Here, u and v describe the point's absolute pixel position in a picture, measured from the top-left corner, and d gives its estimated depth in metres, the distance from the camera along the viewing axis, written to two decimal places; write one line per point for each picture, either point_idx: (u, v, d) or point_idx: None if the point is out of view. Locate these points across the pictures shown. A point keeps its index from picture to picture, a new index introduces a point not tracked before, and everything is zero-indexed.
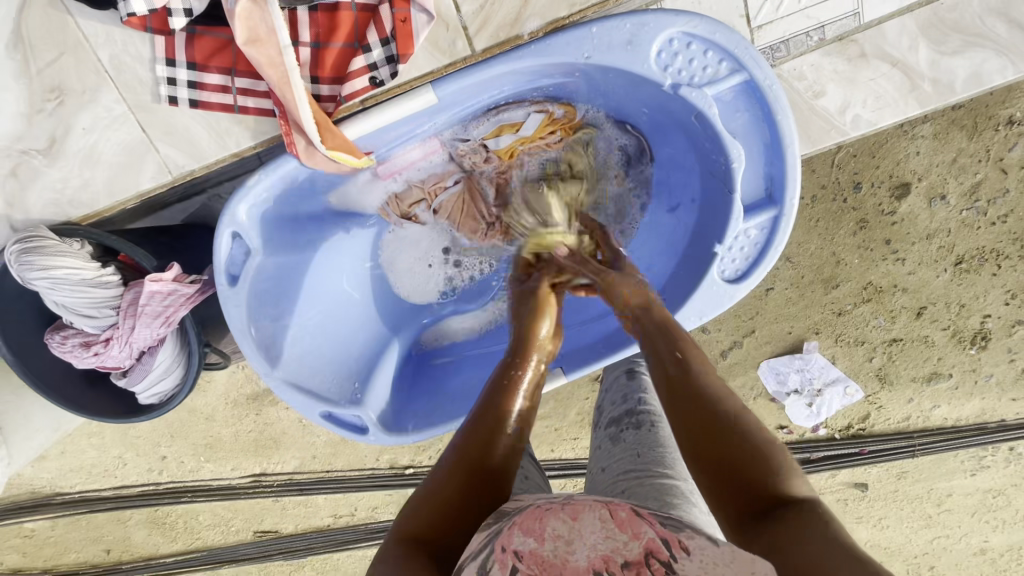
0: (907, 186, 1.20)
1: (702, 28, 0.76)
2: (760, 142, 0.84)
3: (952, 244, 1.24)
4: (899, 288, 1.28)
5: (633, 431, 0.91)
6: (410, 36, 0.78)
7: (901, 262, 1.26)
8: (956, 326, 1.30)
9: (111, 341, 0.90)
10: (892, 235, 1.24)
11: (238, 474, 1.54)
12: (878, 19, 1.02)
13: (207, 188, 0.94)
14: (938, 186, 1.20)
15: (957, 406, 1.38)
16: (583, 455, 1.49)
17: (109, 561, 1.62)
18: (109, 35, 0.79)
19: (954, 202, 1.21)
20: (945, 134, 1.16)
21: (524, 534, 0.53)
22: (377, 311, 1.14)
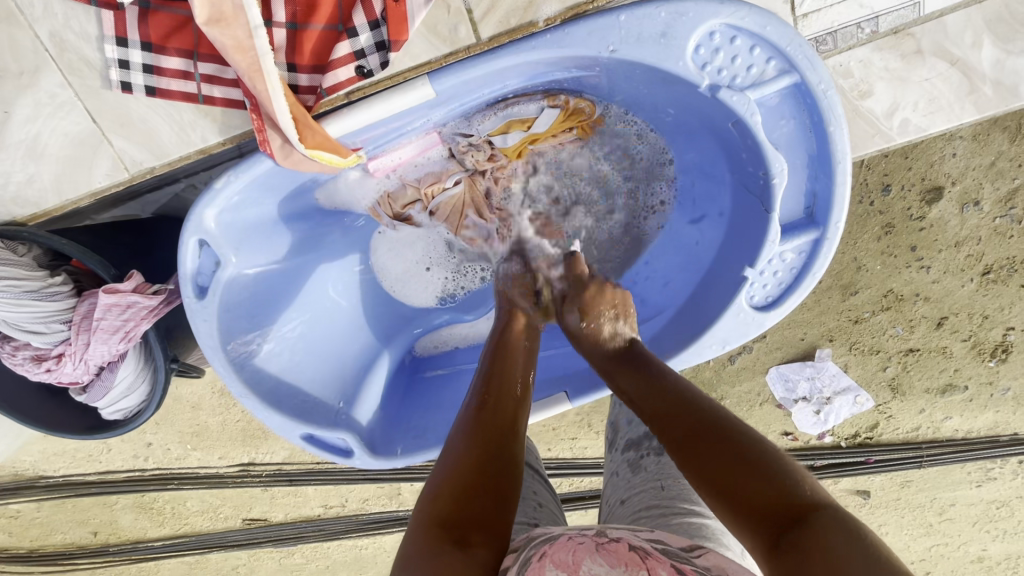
0: (939, 191, 1.10)
1: (751, 21, 0.64)
2: (805, 154, 0.74)
3: (980, 253, 1.13)
4: (920, 297, 1.18)
5: (655, 460, 0.87)
6: (405, 19, 0.66)
7: (926, 270, 1.16)
8: (977, 338, 1.21)
9: (64, 358, 0.80)
10: (919, 241, 1.14)
11: (224, 462, 1.47)
12: (939, 10, 0.90)
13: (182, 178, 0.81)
14: (972, 191, 1.09)
15: (970, 418, 1.30)
16: (580, 455, 1.42)
17: (96, 543, 1.56)
18: (48, 8, 0.67)
19: (988, 209, 1.10)
20: (985, 136, 1.05)
21: (557, 567, 0.48)
22: (366, 319, 1.05)
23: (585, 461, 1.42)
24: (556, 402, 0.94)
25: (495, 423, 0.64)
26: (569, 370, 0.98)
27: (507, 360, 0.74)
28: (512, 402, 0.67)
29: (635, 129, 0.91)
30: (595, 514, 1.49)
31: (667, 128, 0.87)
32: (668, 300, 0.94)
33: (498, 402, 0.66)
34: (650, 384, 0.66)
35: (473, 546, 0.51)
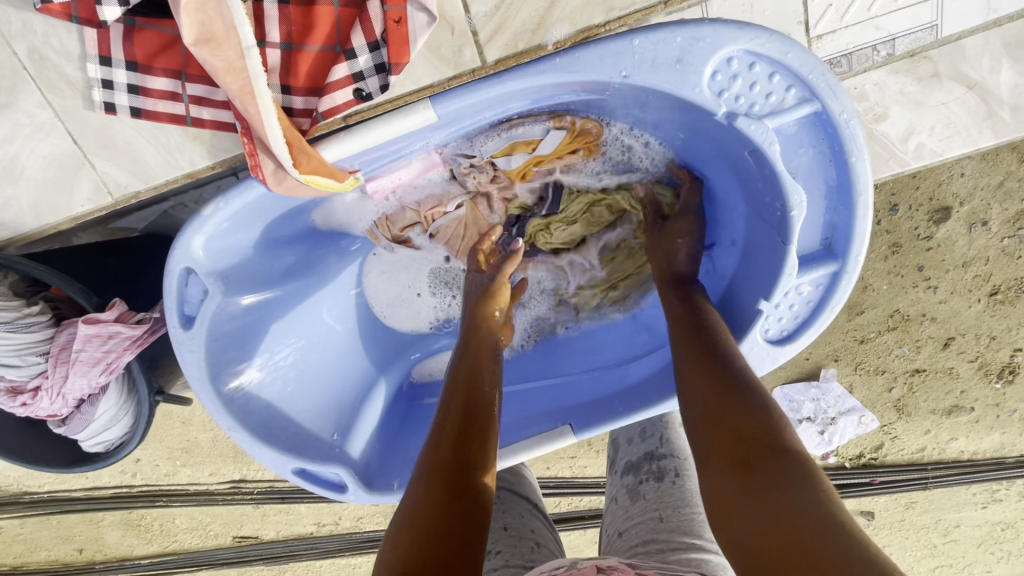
0: (947, 211, 1.06)
1: (772, 47, 0.61)
2: (823, 184, 0.70)
3: (988, 273, 1.10)
4: (926, 317, 1.15)
5: (654, 487, 0.84)
6: (406, 41, 0.62)
7: (933, 290, 1.13)
8: (984, 359, 1.18)
9: (40, 391, 0.76)
10: (925, 261, 1.11)
11: (215, 479, 1.42)
12: (958, 34, 0.87)
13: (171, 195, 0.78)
14: (980, 211, 1.06)
15: (975, 439, 1.27)
16: (580, 473, 1.38)
17: (81, 561, 1.50)
18: (27, 24, 0.63)
19: (996, 229, 1.07)
20: (995, 156, 1.01)
21: None
22: (363, 346, 1.00)
23: (584, 479, 1.38)
24: (560, 436, 0.88)
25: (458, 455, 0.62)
26: (572, 402, 0.93)
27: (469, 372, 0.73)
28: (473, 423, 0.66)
29: (647, 152, 0.86)
30: (594, 534, 1.44)
31: (680, 152, 0.83)
32: None
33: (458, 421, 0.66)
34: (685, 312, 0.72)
35: None
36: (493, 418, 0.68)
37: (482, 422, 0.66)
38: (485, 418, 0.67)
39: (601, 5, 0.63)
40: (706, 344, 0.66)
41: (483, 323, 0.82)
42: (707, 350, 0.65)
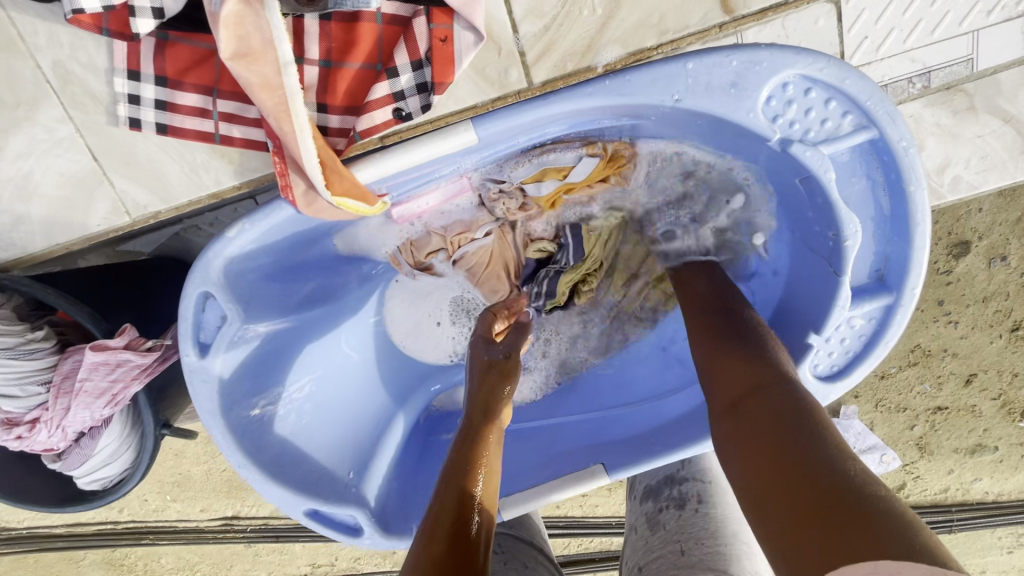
0: (966, 245, 1.04)
1: (830, 73, 0.59)
2: (876, 214, 0.68)
3: (1008, 309, 1.08)
4: (948, 352, 1.12)
5: (673, 516, 0.88)
6: (451, 60, 0.59)
7: (954, 325, 1.10)
8: (1008, 397, 1.14)
9: (37, 424, 0.69)
10: (946, 296, 1.08)
11: (206, 515, 1.34)
12: (993, 68, 0.86)
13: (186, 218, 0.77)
14: (999, 246, 1.03)
15: (1000, 480, 1.22)
16: (591, 512, 1.30)
17: None
18: (53, 36, 0.60)
19: (1016, 264, 1.04)
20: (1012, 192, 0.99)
21: None
22: (381, 377, 0.96)
23: (595, 520, 1.30)
24: (591, 476, 0.82)
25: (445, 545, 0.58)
26: (603, 438, 0.88)
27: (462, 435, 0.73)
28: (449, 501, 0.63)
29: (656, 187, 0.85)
30: None
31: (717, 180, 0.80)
32: None
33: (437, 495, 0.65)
34: (694, 288, 0.78)
35: None
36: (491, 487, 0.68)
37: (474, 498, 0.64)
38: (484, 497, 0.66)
39: (654, 28, 0.62)
40: (716, 311, 0.71)
41: (492, 406, 0.74)
42: (718, 313, 0.70)
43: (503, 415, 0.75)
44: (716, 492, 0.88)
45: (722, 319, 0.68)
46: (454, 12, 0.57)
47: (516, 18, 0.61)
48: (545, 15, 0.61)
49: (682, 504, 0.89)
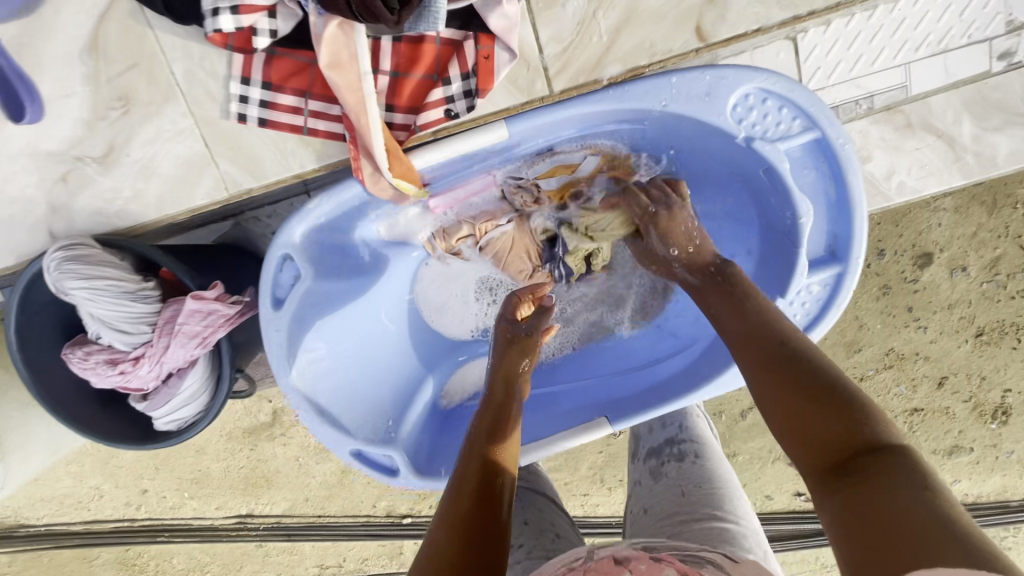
0: (930, 257, 1.21)
1: (781, 86, 0.77)
2: (825, 198, 0.84)
3: (972, 316, 1.25)
4: (920, 356, 1.30)
5: (674, 466, 1.02)
6: (491, 72, 0.77)
7: (923, 330, 1.28)
8: (978, 400, 1.32)
9: (140, 361, 0.84)
10: (915, 304, 1.25)
11: (222, 513, 1.98)
12: (925, 93, 1.05)
13: (243, 213, 0.94)
14: (960, 258, 1.21)
15: (977, 482, 1.40)
16: (591, 512, 1.45)
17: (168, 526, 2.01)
18: (185, 49, 0.77)
19: (976, 274, 1.21)
20: (967, 209, 1.17)
21: None
22: (413, 346, 1.10)
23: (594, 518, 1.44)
24: (597, 426, 0.98)
25: (464, 515, 0.68)
26: (606, 398, 1.04)
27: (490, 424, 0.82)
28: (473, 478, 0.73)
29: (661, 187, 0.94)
30: None
31: (698, 179, 0.97)
32: (699, 331, 1.01)
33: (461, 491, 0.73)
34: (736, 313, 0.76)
35: None
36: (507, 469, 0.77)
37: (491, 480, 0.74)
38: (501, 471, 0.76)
39: (647, 51, 0.79)
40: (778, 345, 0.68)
41: (513, 374, 0.90)
42: (777, 348, 0.68)
43: (522, 386, 0.90)
44: (709, 450, 1.04)
45: (786, 355, 0.66)
46: (494, 36, 0.75)
47: (542, 42, 0.79)
48: (564, 40, 0.79)
49: (682, 458, 1.02)
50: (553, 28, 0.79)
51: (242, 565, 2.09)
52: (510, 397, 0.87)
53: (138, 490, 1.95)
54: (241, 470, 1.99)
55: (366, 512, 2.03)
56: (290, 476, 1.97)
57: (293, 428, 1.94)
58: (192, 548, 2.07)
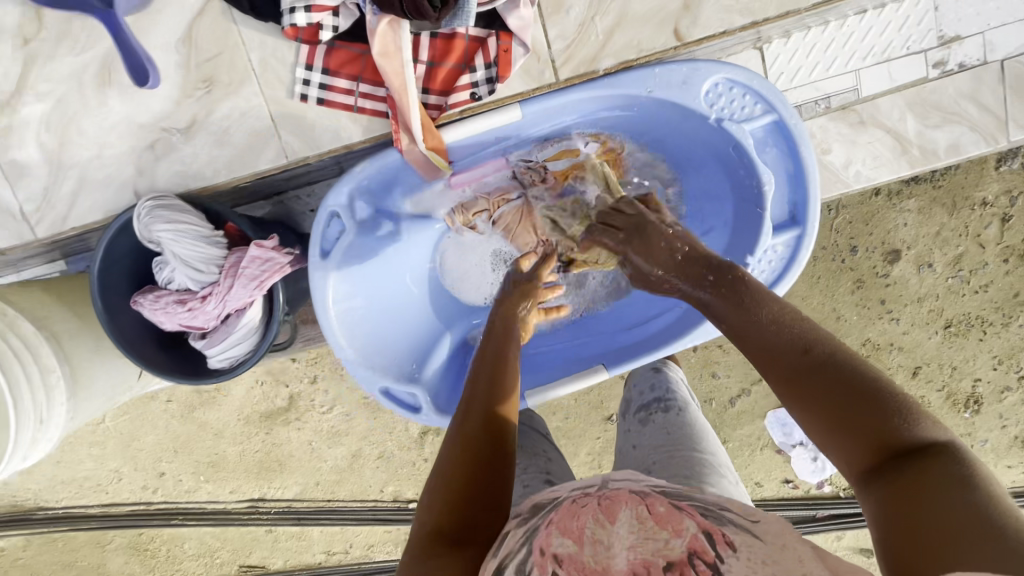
0: (898, 254, 1.47)
1: (742, 76, 0.95)
2: (785, 171, 1.01)
3: (941, 309, 1.51)
4: (895, 346, 1.55)
5: (661, 414, 1.12)
6: (509, 63, 0.96)
7: (895, 321, 1.53)
8: (950, 388, 1.58)
9: (207, 299, 0.99)
10: (886, 297, 1.51)
11: (237, 495, 2.07)
12: (874, 94, 1.24)
13: (286, 192, 1.14)
14: (925, 254, 1.47)
15: None
16: None
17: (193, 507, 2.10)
18: (262, 41, 0.95)
19: (941, 270, 1.48)
20: (929, 211, 1.44)
21: (561, 535, 0.64)
22: (433, 307, 1.24)
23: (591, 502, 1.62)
24: (595, 372, 1.16)
25: (471, 450, 0.81)
26: (603, 350, 1.21)
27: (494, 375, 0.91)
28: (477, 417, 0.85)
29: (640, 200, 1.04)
30: None
31: (682, 162, 1.13)
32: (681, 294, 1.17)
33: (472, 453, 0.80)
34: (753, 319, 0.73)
35: (467, 545, 0.72)
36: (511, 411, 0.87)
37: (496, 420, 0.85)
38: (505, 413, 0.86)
39: (636, 47, 0.97)
40: (805, 348, 0.66)
41: (510, 318, 1.02)
42: (802, 351, 0.66)
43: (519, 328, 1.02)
44: (690, 405, 1.14)
45: (811, 359, 0.64)
46: (512, 33, 0.94)
47: (551, 39, 0.97)
48: (568, 37, 0.97)
49: (669, 407, 1.12)
50: (560, 28, 0.97)
51: (252, 550, 2.15)
52: (510, 336, 0.97)
53: (156, 474, 2.04)
54: (255, 454, 2.03)
55: (374, 496, 2.09)
56: (303, 460, 2.05)
57: (307, 412, 1.98)
58: (204, 532, 2.12)
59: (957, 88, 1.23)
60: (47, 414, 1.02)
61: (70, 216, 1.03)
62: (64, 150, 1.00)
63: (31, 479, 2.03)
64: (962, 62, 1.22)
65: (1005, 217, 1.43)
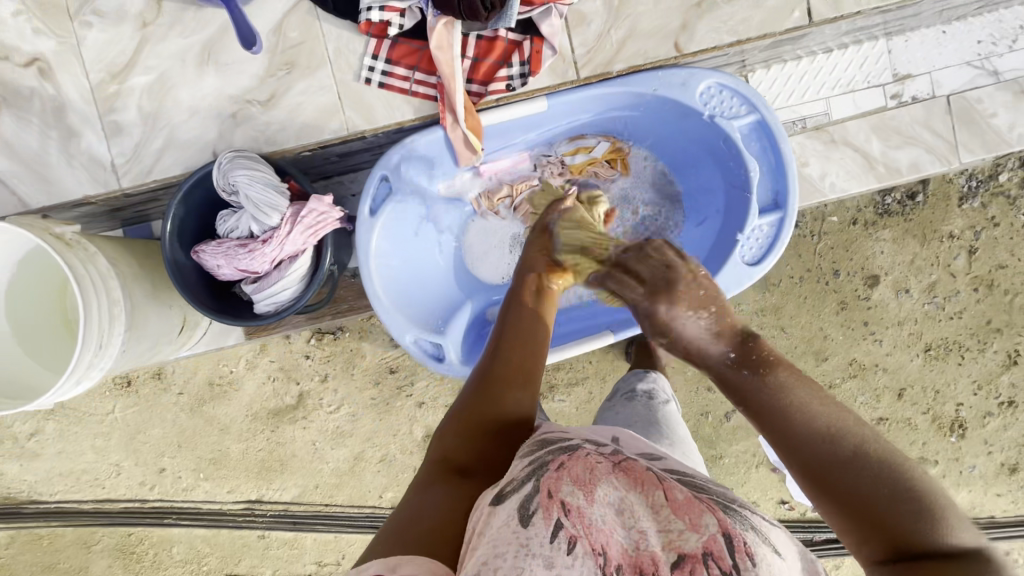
0: (877, 279, 1.62)
1: (730, 81, 1.15)
2: (769, 164, 1.20)
3: (919, 332, 1.64)
4: (880, 367, 1.66)
5: (646, 396, 1.19)
6: (540, 61, 1.16)
7: (879, 342, 1.65)
8: (935, 411, 1.67)
9: (267, 241, 1.13)
10: (868, 318, 1.64)
11: (233, 497, 1.94)
12: (843, 118, 1.46)
13: (331, 176, 1.40)
14: (902, 281, 1.62)
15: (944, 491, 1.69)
16: None
17: (186, 515, 1.97)
18: (337, 35, 1.16)
19: (917, 295, 1.62)
20: (902, 240, 1.60)
21: (574, 484, 0.72)
22: (455, 279, 1.39)
23: None
24: (601, 336, 1.29)
25: (491, 401, 0.88)
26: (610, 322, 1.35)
27: (516, 341, 0.96)
28: (506, 376, 0.91)
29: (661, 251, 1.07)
30: None
31: (680, 161, 1.34)
32: None
33: (497, 399, 0.88)
34: (784, 420, 0.74)
35: (474, 474, 0.80)
36: (533, 372, 0.93)
37: (518, 376, 0.92)
38: (527, 372, 0.93)
39: (644, 55, 1.17)
40: (838, 447, 0.68)
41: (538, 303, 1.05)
42: (836, 449, 0.68)
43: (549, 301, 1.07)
44: (669, 397, 1.23)
45: (840, 455, 0.68)
46: (544, 39, 1.14)
47: (574, 45, 1.18)
48: (587, 46, 1.18)
49: (652, 396, 1.20)
50: (582, 38, 1.17)
51: (239, 560, 2.00)
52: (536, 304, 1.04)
53: (156, 469, 1.93)
54: (258, 453, 1.91)
55: (373, 502, 1.93)
56: (305, 461, 1.92)
57: (314, 411, 1.88)
58: (194, 535, 1.98)
59: (913, 116, 1.45)
60: (108, 339, 1.13)
61: (153, 170, 1.20)
62: (158, 114, 1.18)
63: (28, 468, 1.95)
64: (914, 95, 1.45)
65: (972, 249, 1.59)
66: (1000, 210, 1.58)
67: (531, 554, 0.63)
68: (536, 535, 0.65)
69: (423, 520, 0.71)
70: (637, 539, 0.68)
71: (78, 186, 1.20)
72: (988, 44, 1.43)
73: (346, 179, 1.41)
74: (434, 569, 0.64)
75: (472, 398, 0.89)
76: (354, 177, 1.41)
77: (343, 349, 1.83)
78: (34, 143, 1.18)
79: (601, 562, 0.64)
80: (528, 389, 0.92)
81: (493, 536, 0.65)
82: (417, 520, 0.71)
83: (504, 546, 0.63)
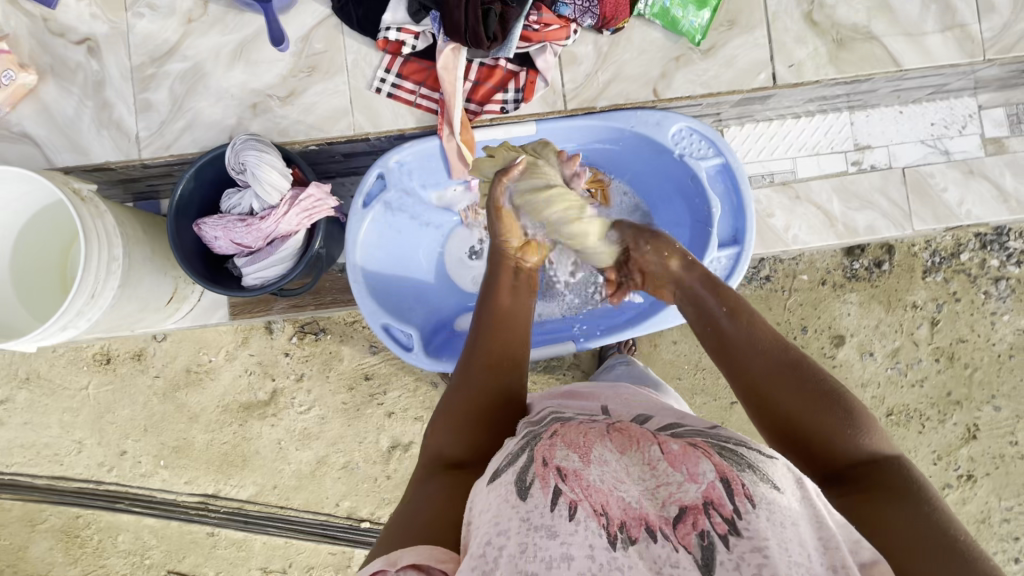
0: (842, 338, 1.69)
1: (701, 125, 1.29)
2: (732, 204, 1.31)
3: (881, 395, 1.69)
4: None
5: (623, 364, 1.30)
6: (533, 90, 1.31)
7: None
8: None
9: (264, 219, 1.22)
10: None
11: (189, 489, 1.93)
12: (807, 176, 1.60)
13: (336, 177, 1.54)
14: (867, 343, 1.69)
15: None
16: None
17: (138, 501, 1.94)
18: (357, 48, 1.31)
19: (880, 359, 1.68)
20: (869, 305, 1.68)
21: (568, 447, 0.70)
22: (434, 281, 1.48)
23: None
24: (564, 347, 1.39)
25: (479, 394, 0.88)
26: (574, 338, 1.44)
27: (495, 328, 0.96)
28: (495, 366, 0.92)
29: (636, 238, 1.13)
30: None
31: (654, 197, 1.44)
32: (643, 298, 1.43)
33: (485, 389, 0.89)
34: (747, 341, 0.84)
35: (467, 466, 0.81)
36: (519, 358, 0.95)
37: (504, 364, 0.92)
38: (514, 360, 0.94)
39: (625, 96, 1.32)
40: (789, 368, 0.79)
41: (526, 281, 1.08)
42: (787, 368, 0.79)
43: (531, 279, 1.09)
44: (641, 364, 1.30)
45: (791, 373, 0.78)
46: (538, 71, 1.30)
47: (564, 80, 1.32)
48: (577, 83, 1.32)
49: (630, 363, 1.30)
50: (572, 75, 1.32)
51: (184, 556, 1.95)
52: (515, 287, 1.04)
53: (117, 451, 1.92)
54: (222, 445, 1.91)
55: (327, 510, 1.92)
56: (268, 460, 1.91)
57: (285, 409, 1.90)
58: (143, 525, 1.94)
59: (871, 183, 1.59)
60: (100, 292, 1.20)
61: (173, 145, 1.31)
62: (187, 98, 1.31)
63: None
64: (873, 164, 1.60)
65: (934, 320, 1.67)
66: (961, 286, 1.67)
67: (534, 527, 0.60)
68: (535, 505, 0.62)
69: (420, 516, 0.72)
70: (636, 498, 0.64)
71: (103, 152, 1.31)
72: (939, 126, 1.60)
73: (348, 182, 1.55)
74: (439, 556, 0.65)
75: (460, 390, 0.89)
76: (355, 180, 1.54)
77: (322, 351, 1.87)
78: (71, 110, 1.31)
79: (603, 521, 0.61)
80: (517, 368, 0.93)
81: (494, 511, 0.63)
82: (412, 518, 0.72)
83: (506, 523, 0.61)
